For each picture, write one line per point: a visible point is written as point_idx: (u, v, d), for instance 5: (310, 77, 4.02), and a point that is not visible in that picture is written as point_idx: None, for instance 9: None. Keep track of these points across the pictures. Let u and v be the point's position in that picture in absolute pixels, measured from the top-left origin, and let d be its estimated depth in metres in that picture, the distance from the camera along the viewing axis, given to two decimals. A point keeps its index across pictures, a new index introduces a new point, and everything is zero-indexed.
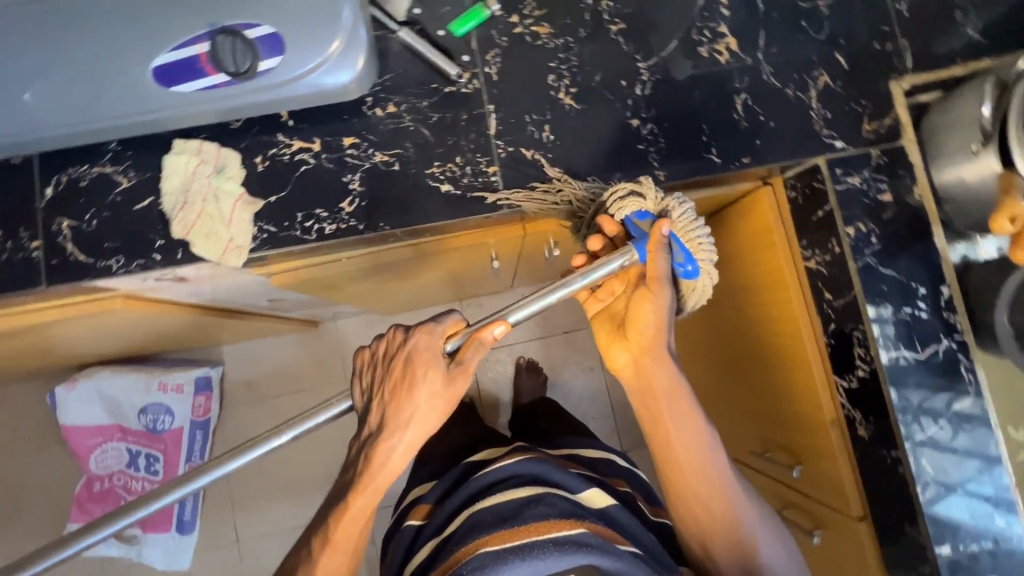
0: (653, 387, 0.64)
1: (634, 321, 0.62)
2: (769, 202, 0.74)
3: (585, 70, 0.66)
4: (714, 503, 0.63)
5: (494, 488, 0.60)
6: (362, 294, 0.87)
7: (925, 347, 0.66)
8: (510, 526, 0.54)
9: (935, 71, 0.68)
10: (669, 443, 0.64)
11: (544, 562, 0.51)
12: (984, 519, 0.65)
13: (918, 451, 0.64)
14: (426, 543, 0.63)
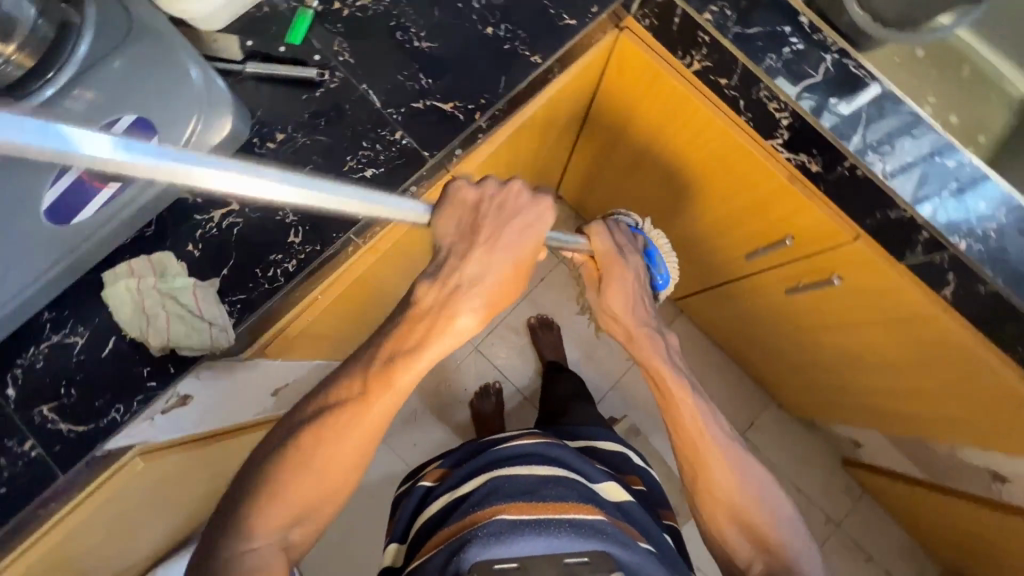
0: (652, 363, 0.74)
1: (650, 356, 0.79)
2: (631, 42, 0.82)
3: (421, 12, 0.70)
4: (717, 463, 0.70)
5: (507, 456, 0.76)
6: (352, 323, 0.89)
7: (818, 69, 0.72)
8: (527, 499, 0.66)
9: None
10: (676, 417, 0.72)
11: (558, 539, 0.61)
12: (938, 169, 0.71)
13: (862, 150, 0.71)
14: (436, 499, 0.76)
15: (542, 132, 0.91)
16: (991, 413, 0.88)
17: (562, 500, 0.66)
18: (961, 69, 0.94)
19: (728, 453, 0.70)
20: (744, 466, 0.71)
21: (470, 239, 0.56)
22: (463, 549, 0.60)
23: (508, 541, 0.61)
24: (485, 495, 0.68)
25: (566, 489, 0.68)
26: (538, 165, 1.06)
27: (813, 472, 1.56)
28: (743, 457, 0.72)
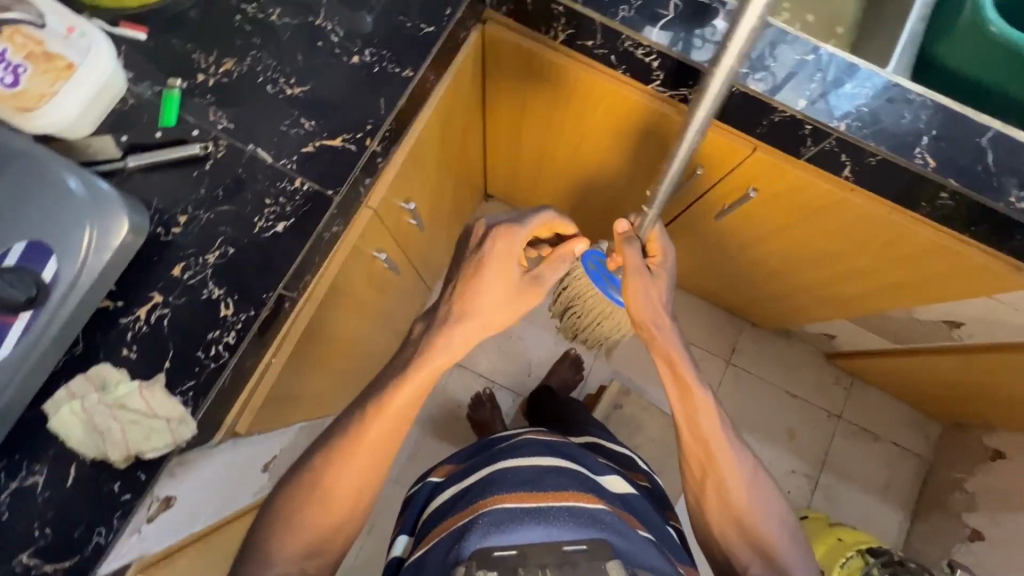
0: (675, 364, 0.80)
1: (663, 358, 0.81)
2: (498, 32, 0.86)
3: (285, 61, 0.71)
4: (725, 473, 0.79)
5: (515, 451, 0.87)
6: (312, 369, 0.91)
7: (667, 7, 0.76)
8: (531, 492, 0.75)
9: None
10: (694, 421, 0.79)
11: (555, 527, 0.69)
12: (803, 66, 0.75)
13: (730, 68, 0.75)
14: (449, 487, 0.87)
15: (444, 134, 0.95)
16: (920, 275, 0.95)
17: (563, 489, 0.75)
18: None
19: (734, 464, 0.79)
20: (748, 473, 0.80)
21: (492, 254, 0.72)
22: (468, 533, 0.70)
23: (507, 530, 0.69)
24: (488, 487, 0.78)
25: (567, 480, 0.78)
26: (452, 165, 1.10)
27: (802, 374, 1.63)
28: (748, 465, 0.80)
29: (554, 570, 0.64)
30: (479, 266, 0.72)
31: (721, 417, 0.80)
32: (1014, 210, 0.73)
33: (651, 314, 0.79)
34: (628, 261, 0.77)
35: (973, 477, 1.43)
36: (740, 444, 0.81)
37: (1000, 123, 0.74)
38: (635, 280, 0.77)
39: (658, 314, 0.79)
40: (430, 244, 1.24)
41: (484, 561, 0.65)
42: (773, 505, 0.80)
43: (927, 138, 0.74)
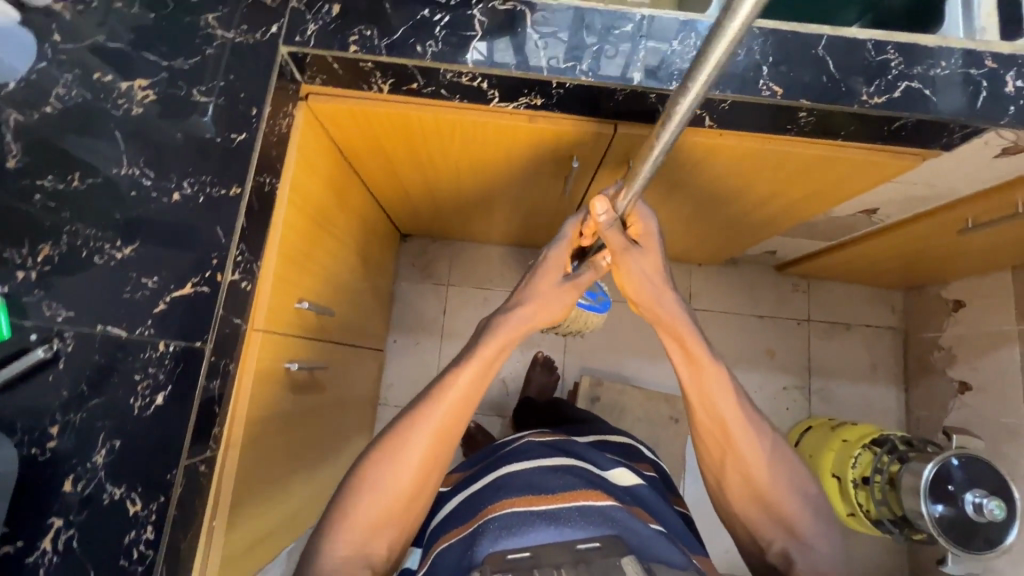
0: (682, 336, 0.75)
1: (667, 328, 0.76)
2: (325, 103, 0.82)
3: (104, 223, 0.66)
4: (743, 450, 0.74)
5: (521, 452, 0.84)
6: (270, 497, 0.87)
7: (473, 27, 0.72)
8: (538, 495, 0.72)
9: None
10: (707, 396, 0.75)
11: (569, 528, 0.67)
12: (625, 39, 0.73)
13: (554, 68, 0.72)
14: (449, 497, 0.83)
15: (316, 216, 0.91)
16: (827, 182, 0.94)
17: (571, 488, 0.73)
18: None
19: (754, 443, 0.74)
20: (769, 450, 0.74)
21: (548, 265, 0.78)
22: (479, 538, 0.66)
23: (517, 531, 0.66)
24: (495, 492, 0.75)
25: (576, 478, 0.76)
26: (344, 233, 1.07)
27: (762, 293, 1.64)
28: (768, 442, 0.75)
29: (570, 569, 0.61)
30: (535, 270, 0.79)
31: (737, 392, 0.75)
32: (869, 108, 0.72)
33: (651, 290, 0.76)
34: (611, 240, 0.74)
35: (945, 333, 1.48)
36: (760, 421, 0.75)
37: (828, 28, 0.74)
38: (622, 258, 0.74)
39: (655, 288, 0.76)
40: (356, 312, 1.22)
41: (498, 561, 0.62)
42: (796, 480, 0.74)
43: (767, 67, 0.73)
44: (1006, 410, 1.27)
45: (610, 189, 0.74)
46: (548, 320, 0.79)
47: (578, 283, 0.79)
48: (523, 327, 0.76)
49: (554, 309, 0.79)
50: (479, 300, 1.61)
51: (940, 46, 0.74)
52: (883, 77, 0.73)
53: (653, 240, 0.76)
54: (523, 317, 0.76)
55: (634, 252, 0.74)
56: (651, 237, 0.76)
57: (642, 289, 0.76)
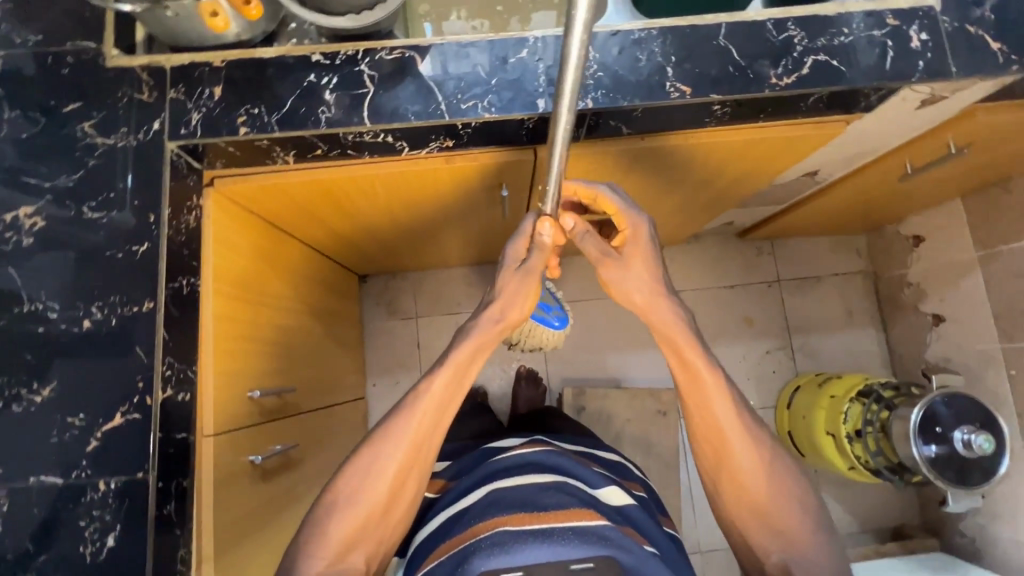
0: (676, 340, 0.72)
1: (660, 332, 0.73)
2: (233, 183, 0.78)
3: (15, 367, 0.63)
4: (738, 456, 0.71)
5: (514, 467, 0.79)
6: None
7: (364, 83, 0.69)
8: (532, 514, 0.68)
9: (108, 25, 0.71)
10: (702, 398, 0.72)
11: (563, 546, 0.63)
12: (522, 66, 0.70)
13: (456, 108, 0.69)
14: (437, 510, 0.81)
15: (247, 295, 0.87)
16: (762, 160, 0.92)
17: (563, 507, 0.69)
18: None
19: (752, 450, 0.71)
20: (766, 461, 0.70)
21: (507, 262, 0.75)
22: (469, 561, 0.63)
23: (511, 550, 0.63)
24: (486, 509, 0.71)
25: (567, 496, 0.71)
26: (285, 298, 1.02)
27: (729, 263, 1.64)
28: (766, 452, 0.71)
29: None
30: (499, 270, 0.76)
31: (735, 399, 0.72)
32: (781, 90, 0.71)
33: (643, 298, 0.73)
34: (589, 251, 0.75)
35: (911, 270, 1.48)
36: (758, 430, 0.72)
37: (726, 15, 0.72)
38: (604, 269, 0.74)
39: (646, 296, 0.73)
40: (320, 371, 1.18)
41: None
42: (797, 492, 0.70)
43: (671, 67, 0.71)
44: (981, 337, 1.28)
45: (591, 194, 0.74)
46: (519, 315, 0.75)
47: (534, 270, 0.73)
48: (490, 328, 0.74)
49: (519, 304, 0.74)
50: (450, 326, 1.58)
51: (839, 13, 0.72)
52: (789, 55, 0.71)
53: (638, 246, 0.73)
54: (487, 319, 0.74)
55: (614, 262, 0.73)
56: (637, 240, 0.73)
57: (631, 293, 0.73)
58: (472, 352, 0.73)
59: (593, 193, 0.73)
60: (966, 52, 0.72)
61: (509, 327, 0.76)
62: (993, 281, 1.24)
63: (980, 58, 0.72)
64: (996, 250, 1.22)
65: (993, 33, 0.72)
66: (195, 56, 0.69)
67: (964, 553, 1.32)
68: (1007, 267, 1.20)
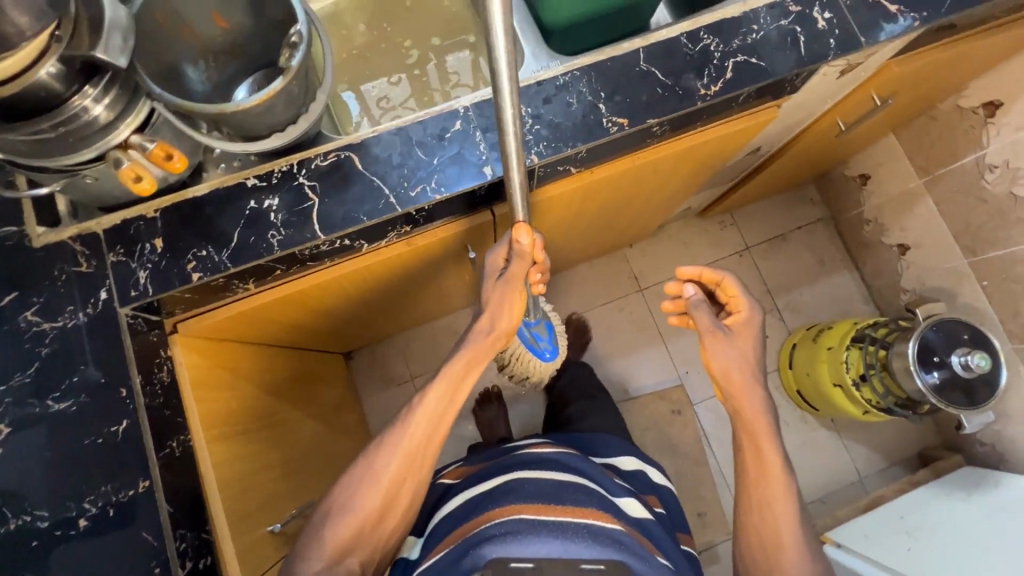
0: (757, 428, 0.77)
1: (744, 418, 0.78)
2: (197, 322, 0.76)
3: None
4: (788, 566, 0.72)
5: (540, 464, 0.79)
6: None
7: (306, 195, 0.68)
8: (547, 508, 0.68)
9: (25, 203, 0.67)
10: (765, 496, 0.75)
11: (575, 546, 0.64)
12: (457, 138, 0.69)
13: (406, 197, 0.68)
14: (450, 497, 0.81)
15: (240, 426, 0.84)
16: (706, 156, 0.94)
17: (580, 505, 0.69)
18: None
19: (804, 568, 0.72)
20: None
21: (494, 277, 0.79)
22: (480, 546, 0.64)
23: (523, 542, 0.64)
24: (506, 494, 0.72)
25: (587, 497, 0.71)
26: (279, 412, 1.00)
27: (697, 243, 1.66)
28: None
29: None
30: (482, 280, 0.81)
31: (799, 515, 0.75)
32: (711, 99, 0.72)
33: (738, 377, 0.79)
34: (699, 320, 0.83)
35: (865, 208, 1.53)
36: (817, 557, 0.73)
37: (640, 39, 0.73)
38: (710, 340, 0.81)
39: (742, 376, 0.79)
40: (331, 467, 1.15)
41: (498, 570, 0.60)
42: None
43: (602, 103, 0.71)
44: (946, 256, 1.34)
45: (723, 278, 0.84)
46: (510, 323, 0.79)
47: (517, 278, 0.76)
48: (482, 341, 0.77)
49: (508, 311, 0.78)
50: None
51: (744, 11, 0.74)
52: (709, 64, 0.73)
53: (745, 331, 0.82)
54: (478, 330, 0.77)
55: (723, 338, 0.81)
56: (747, 328, 0.82)
57: (730, 375, 0.79)
58: (464, 365, 0.75)
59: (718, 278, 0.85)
60: (869, 20, 0.75)
61: (502, 336, 0.79)
62: (943, 202, 1.29)
63: (882, 23, 0.75)
64: (938, 174, 1.28)
65: None
66: (125, 213, 0.66)
67: (988, 462, 1.36)
68: (954, 187, 1.25)
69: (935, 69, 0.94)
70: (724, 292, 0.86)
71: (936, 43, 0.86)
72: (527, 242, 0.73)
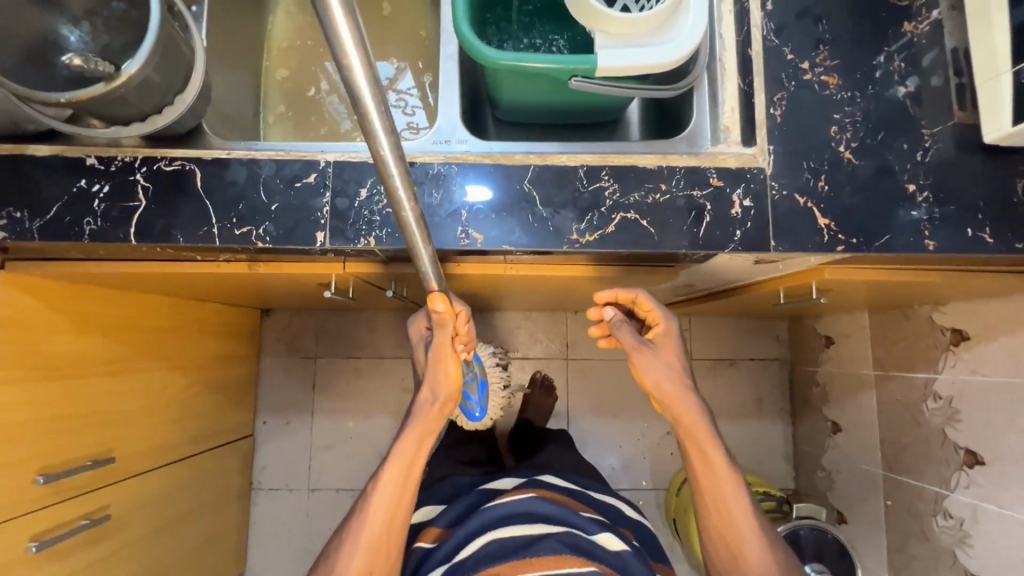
0: (698, 436, 0.71)
1: (682, 425, 0.72)
2: (31, 264, 0.78)
3: None
4: (754, 559, 0.69)
5: (510, 516, 0.82)
6: None
7: (136, 195, 0.65)
8: (523, 559, 0.72)
9: None
10: (719, 499, 0.71)
11: None
12: (304, 192, 0.66)
13: (229, 233, 0.65)
14: (435, 559, 0.81)
15: (67, 370, 0.86)
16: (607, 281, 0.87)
17: (554, 555, 0.71)
18: (379, 7, 0.92)
19: (767, 550, 0.69)
20: (780, 563, 0.69)
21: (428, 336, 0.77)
22: None
23: None
24: (481, 560, 0.75)
25: (560, 544, 0.74)
26: (134, 363, 1.01)
27: None
28: (782, 558, 0.70)
29: None
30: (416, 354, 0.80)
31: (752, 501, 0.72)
32: (580, 248, 0.65)
33: (672, 388, 0.71)
34: (623, 339, 0.74)
35: (819, 369, 1.41)
36: (774, 538, 0.71)
37: (537, 155, 0.67)
38: (636, 358, 0.72)
39: (675, 386, 0.71)
40: (180, 418, 1.17)
41: None
42: None
43: (466, 209, 0.66)
44: (869, 458, 1.23)
45: (631, 295, 0.75)
46: (451, 387, 0.72)
47: (444, 347, 0.68)
48: (428, 410, 0.74)
49: (444, 378, 0.71)
50: (348, 371, 1.54)
51: (660, 166, 0.67)
52: (596, 210, 0.66)
53: (670, 342, 0.74)
54: (424, 400, 0.74)
55: (648, 352, 0.72)
56: (670, 340, 0.74)
57: (666, 392, 0.71)
58: (416, 438, 0.73)
59: (633, 296, 0.76)
60: (790, 226, 0.66)
61: (450, 403, 0.74)
62: (884, 405, 1.19)
63: (804, 234, 0.66)
64: (890, 374, 1.17)
65: (823, 207, 0.66)
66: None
67: None
68: (899, 395, 1.14)
69: (887, 285, 0.83)
70: (641, 307, 0.76)
71: (887, 265, 0.76)
72: (445, 309, 0.63)
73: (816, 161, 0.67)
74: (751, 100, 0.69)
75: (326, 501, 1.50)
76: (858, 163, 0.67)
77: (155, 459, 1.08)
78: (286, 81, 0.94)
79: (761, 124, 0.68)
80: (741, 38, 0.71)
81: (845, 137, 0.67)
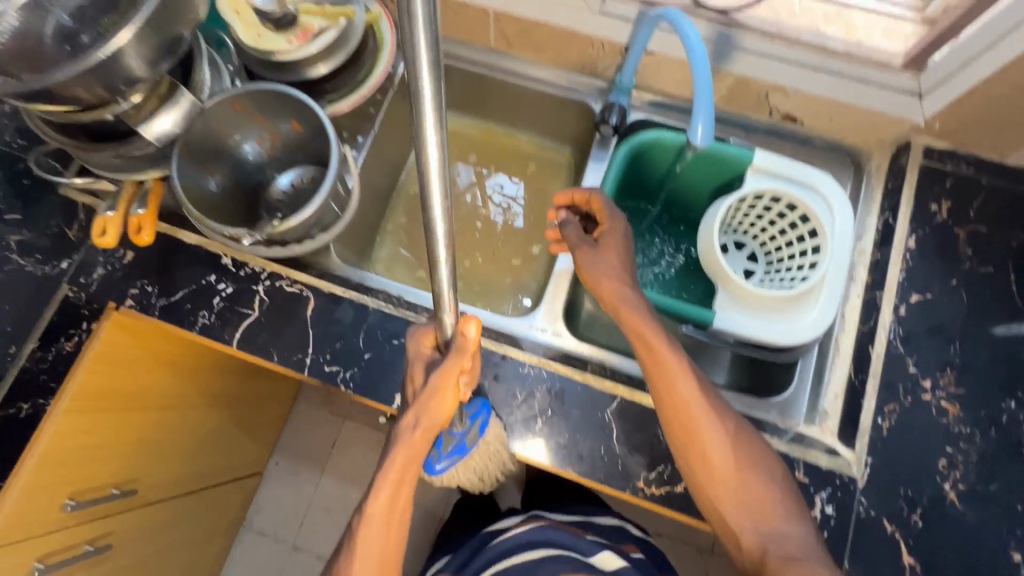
0: (640, 329, 0.61)
1: (632, 326, 0.62)
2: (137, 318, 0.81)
3: None
4: (709, 440, 0.58)
5: (506, 549, 0.75)
6: None
7: (253, 303, 0.70)
8: None
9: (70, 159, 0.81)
10: (667, 382, 0.59)
11: None
12: (397, 351, 0.68)
13: (319, 366, 0.68)
14: None
15: (138, 403, 0.91)
16: None
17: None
18: (523, 163, 0.97)
19: (723, 431, 0.59)
20: (743, 441, 0.59)
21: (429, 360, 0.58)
22: None
23: None
24: None
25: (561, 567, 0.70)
26: (191, 399, 1.05)
27: None
28: (738, 433, 0.59)
29: None
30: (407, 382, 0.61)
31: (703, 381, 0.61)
32: (645, 498, 0.64)
33: (612, 278, 0.64)
34: (569, 237, 0.69)
35: None
36: (735, 418, 0.60)
37: (626, 387, 0.67)
38: (577, 254, 0.67)
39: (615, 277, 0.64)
40: (204, 453, 1.17)
41: None
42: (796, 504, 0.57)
43: (543, 419, 0.66)
44: None
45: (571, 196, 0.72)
46: (443, 417, 0.57)
47: (450, 376, 0.53)
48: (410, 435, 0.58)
49: (437, 408, 0.56)
50: (368, 442, 1.53)
51: None
52: (670, 463, 0.64)
53: (615, 239, 0.67)
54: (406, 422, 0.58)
55: (588, 247, 0.67)
56: (617, 238, 0.67)
57: (604, 279, 0.64)
58: (401, 469, 0.59)
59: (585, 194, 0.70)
60: (870, 554, 0.61)
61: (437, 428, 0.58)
62: None
63: (883, 569, 0.61)
64: None
65: (911, 544, 0.61)
66: None
67: None
68: None
69: None
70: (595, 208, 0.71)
71: None
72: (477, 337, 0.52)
73: (914, 490, 0.63)
74: (857, 401, 0.66)
75: (304, 563, 1.47)
76: (962, 511, 0.62)
77: (170, 490, 1.10)
78: (414, 197, 1.00)
79: (863, 431, 0.65)
80: (865, 329, 0.70)
81: (953, 475, 0.63)
